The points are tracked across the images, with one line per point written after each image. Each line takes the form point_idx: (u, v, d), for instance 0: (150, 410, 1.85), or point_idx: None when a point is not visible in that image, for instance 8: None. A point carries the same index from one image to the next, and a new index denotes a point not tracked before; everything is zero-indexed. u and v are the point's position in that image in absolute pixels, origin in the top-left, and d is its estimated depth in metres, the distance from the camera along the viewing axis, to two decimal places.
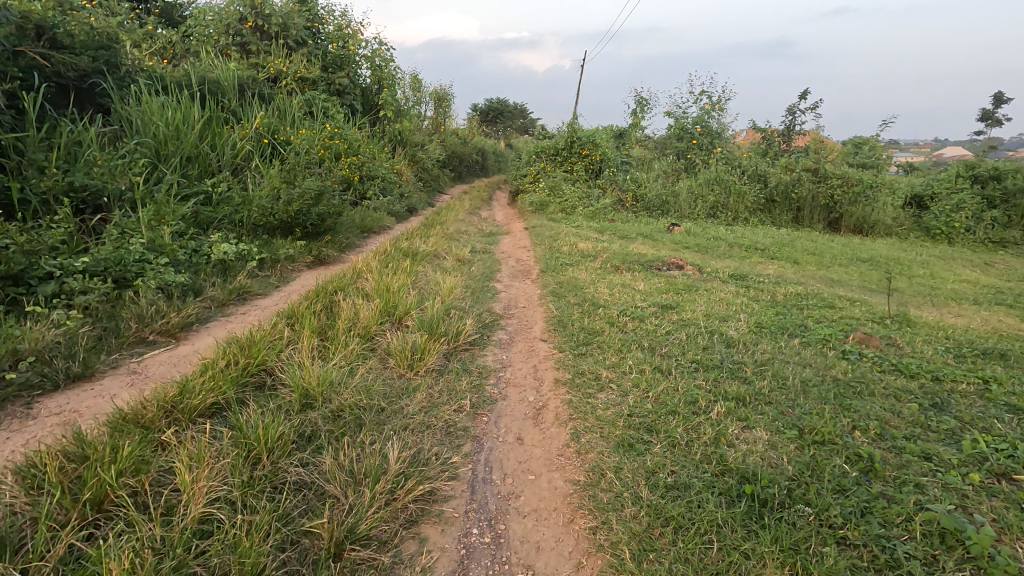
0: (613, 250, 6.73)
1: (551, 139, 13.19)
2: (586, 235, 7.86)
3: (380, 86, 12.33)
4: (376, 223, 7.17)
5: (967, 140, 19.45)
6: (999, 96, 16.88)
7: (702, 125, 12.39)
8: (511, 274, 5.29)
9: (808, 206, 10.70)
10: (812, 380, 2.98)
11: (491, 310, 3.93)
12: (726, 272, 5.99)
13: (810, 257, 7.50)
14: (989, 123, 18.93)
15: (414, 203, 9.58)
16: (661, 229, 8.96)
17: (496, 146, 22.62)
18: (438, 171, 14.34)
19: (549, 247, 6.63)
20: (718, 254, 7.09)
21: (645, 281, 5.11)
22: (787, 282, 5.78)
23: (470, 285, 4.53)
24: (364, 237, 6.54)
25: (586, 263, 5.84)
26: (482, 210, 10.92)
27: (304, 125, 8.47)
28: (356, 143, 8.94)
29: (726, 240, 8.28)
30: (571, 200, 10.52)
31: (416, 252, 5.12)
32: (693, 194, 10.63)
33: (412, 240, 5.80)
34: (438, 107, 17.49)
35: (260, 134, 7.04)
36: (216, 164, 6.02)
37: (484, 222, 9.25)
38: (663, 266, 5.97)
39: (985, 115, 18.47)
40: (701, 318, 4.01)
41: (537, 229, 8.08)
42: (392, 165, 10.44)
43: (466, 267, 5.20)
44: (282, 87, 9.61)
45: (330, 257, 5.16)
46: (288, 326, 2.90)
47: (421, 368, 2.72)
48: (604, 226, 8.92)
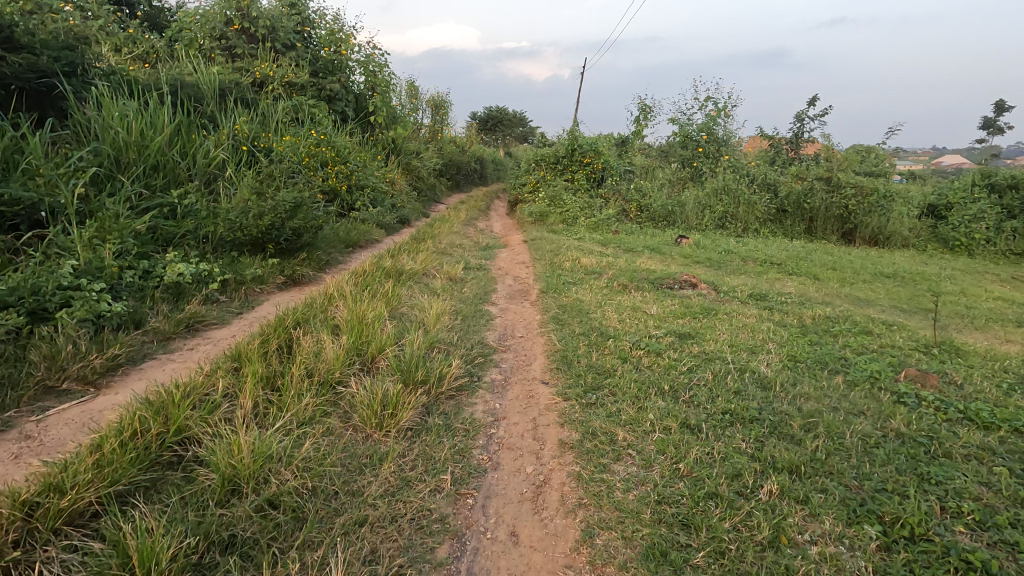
0: (619, 265, 6.21)
1: (551, 147, 12.72)
2: (588, 249, 7.35)
3: (373, 92, 11.85)
4: (363, 237, 6.64)
5: (970, 149, 19.12)
6: (1004, 104, 16.54)
7: (708, 133, 11.92)
8: (508, 295, 4.76)
9: (821, 216, 10.21)
10: (872, 435, 2.45)
11: (484, 342, 3.40)
12: (744, 291, 5.47)
13: (830, 272, 6.97)
14: (992, 131, 18.61)
15: (408, 214, 9.08)
16: (668, 241, 8.45)
17: (495, 155, 22.18)
18: (434, 180, 13.85)
19: (550, 263, 6.11)
20: (732, 270, 6.58)
21: (657, 303, 4.59)
22: (812, 303, 5.26)
23: (462, 310, 4.00)
24: (349, 252, 6.02)
25: (591, 281, 5.32)
26: (479, 221, 10.41)
27: (289, 132, 7.98)
28: (345, 151, 8.45)
29: (738, 253, 7.76)
30: (572, 210, 10.02)
31: (401, 271, 4.61)
32: (701, 204, 10.13)
33: (399, 257, 5.29)
34: (435, 115, 17.03)
35: (239, 141, 6.54)
36: (186, 174, 5.50)
37: (480, 234, 8.74)
38: (675, 285, 5.45)
39: (987, 123, 18.18)
40: (726, 350, 3.48)
41: (537, 242, 7.57)
42: (384, 174, 9.95)
43: (457, 288, 4.67)
44: (268, 92, 9.12)
45: (306, 277, 4.63)
46: (230, 374, 2.36)
47: (392, 427, 2.19)
48: (607, 238, 8.41)
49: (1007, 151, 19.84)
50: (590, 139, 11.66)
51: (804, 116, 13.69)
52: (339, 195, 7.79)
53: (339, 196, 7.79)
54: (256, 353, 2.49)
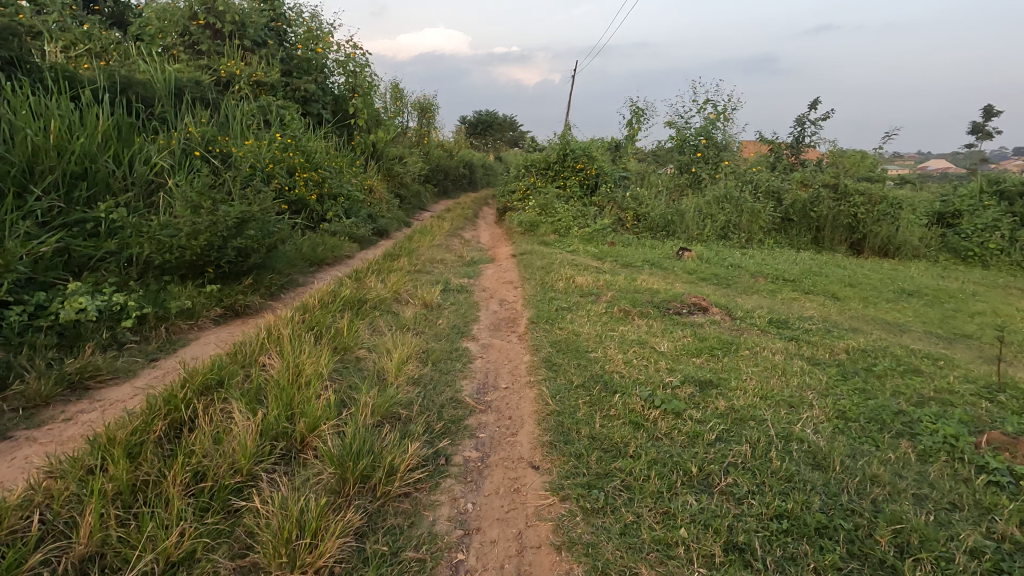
0: (618, 285, 5.53)
1: (541, 152, 12.08)
2: (583, 264, 6.68)
3: (353, 94, 11.15)
4: (332, 254, 5.92)
5: (955, 155, 18.96)
6: (995, 110, 16.32)
7: (706, 137, 11.33)
8: (492, 326, 4.08)
9: (828, 225, 9.61)
10: (986, 549, 1.77)
11: (457, 399, 2.70)
12: (761, 315, 4.81)
13: (848, 289, 6.36)
14: (982, 135, 18.33)
15: (387, 225, 8.35)
16: (669, 254, 7.80)
17: (485, 160, 21.54)
18: (419, 187, 13.13)
19: (541, 283, 5.42)
20: (743, 289, 5.93)
21: (666, 337, 3.91)
22: (839, 330, 4.61)
23: (433, 350, 3.31)
24: (312, 273, 5.30)
25: (587, 306, 4.63)
26: (464, 231, 9.70)
27: (254, 135, 7.24)
28: (317, 157, 7.73)
29: (746, 267, 7.14)
30: (564, 220, 9.35)
31: (364, 301, 3.92)
32: (701, 212, 9.50)
33: (365, 280, 4.59)
34: (421, 118, 16.32)
35: (191, 146, 5.80)
36: (122, 183, 4.76)
37: (465, 247, 8.04)
38: (682, 310, 4.78)
39: (975, 128, 17.96)
40: (759, 406, 2.80)
41: (526, 257, 6.88)
42: (363, 182, 9.24)
43: (432, 320, 3.97)
44: (234, 92, 8.37)
45: (251, 306, 3.91)
46: (82, 481, 1.64)
47: (309, 564, 1.48)
48: (603, 251, 7.76)
49: (997, 157, 19.62)
50: (583, 143, 10.99)
51: (805, 119, 13.14)
52: (307, 206, 7.06)
53: (308, 206, 7.05)
54: (126, 443, 1.77)
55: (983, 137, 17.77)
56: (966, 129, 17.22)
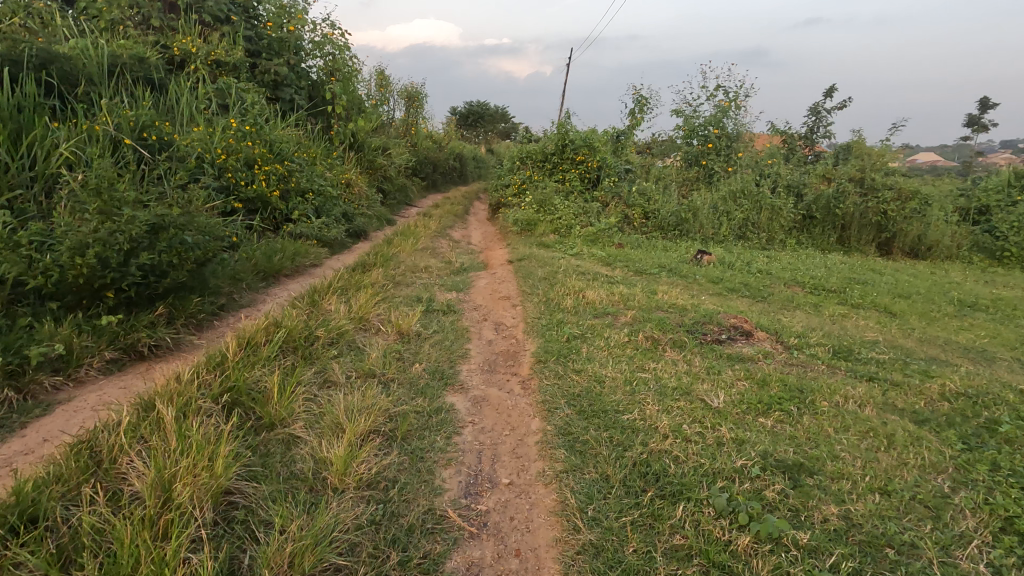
0: (636, 302, 4.58)
1: (537, 143, 11.09)
2: (591, 272, 5.74)
3: (330, 78, 10.08)
4: (293, 263, 4.93)
5: (959, 148, 18.29)
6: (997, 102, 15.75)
7: (718, 127, 10.25)
8: (487, 366, 3.13)
9: (855, 223, 8.71)
10: None
11: (435, 514, 1.77)
12: (818, 343, 3.89)
13: (898, 300, 5.47)
14: (983, 127, 17.66)
15: (365, 224, 7.34)
16: (685, 258, 6.87)
17: (477, 153, 20.48)
18: (405, 180, 12.08)
19: (544, 299, 4.46)
20: (782, 305, 4.99)
21: (715, 385, 2.95)
22: (916, 362, 3.71)
23: (404, 413, 2.35)
24: (265, 289, 4.31)
25: (603, 335, 3.68)
26: (453, 231, 8.71)
27: (206, 121, 6.18)
28: (285, 148, 6.71)
29: (775, 274, 6.22)
30: (564, 218, 8.39)
31: (318, 335, 2.97)
32: (716, 209, 8.55)
33: (325, 301, 3.64)
34: (407, 107, 15.20)
35: (120, 133, 4.75)
36: (15, 179, 3.71)
37: (454, 250, 7.05)
38: (722, 338, 3.82)
39: (977, 121, 17.38)
40: (889, 518, 1.86)
41: (524, 263, 5.93)
42: (339, 176, 8.21)
43: (405, 361, 3.02)
44: (187, 72, 7.29)
45: (163, 346, 2.91)
46: None
47: None
48: (611, 255, 6.83)
49: (993, 151, 19.02)
50: (584, 133, 10.00)
51: (820, 108, 12.20)
52: (269, 204, 5.98)
53: (270, 205, 5.97)
54: None
55: (982, 129, 17.18)
56: (973, 118, 16.41)
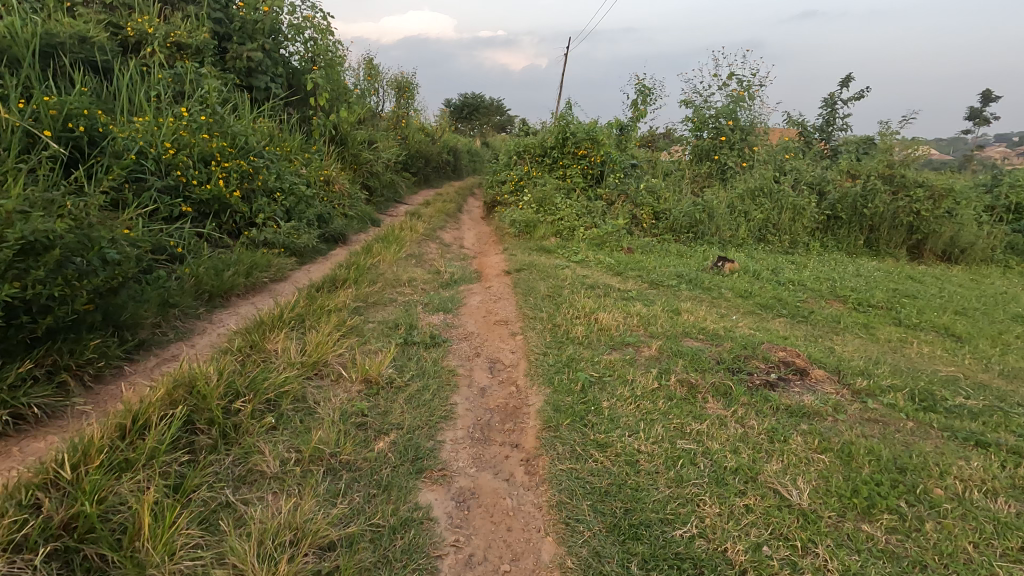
0: (659, 328, 3.81)
1: (535, 136, 10.28)
2: (601, 286, 4.96)
3: (310, 65, 9.21)
4: (249, 278, 4.14)
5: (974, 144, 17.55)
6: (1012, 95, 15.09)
7: (730, 119, 9.46)
8: (480, 433, 2.36)
9: (884, 224, 7.97)
10: None
11: None
12: (891, 384, 3.12)
13: (957, 317, 4.72)
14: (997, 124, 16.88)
15: (344, 227, 6.53)
16: (703, 265, 6.10)
17: (471, 146, 19.61)
18: (395, 175, 11.24)
19: (547, 323, 3.69)
20: (827, 329, 4.23)
21: (785, 463, 2.18)
22: (1018, 411, 2.95)
23: (352, 538, 1.62)
24: (209, 315, 3.53)
25: (625, 380, 2.91)
26: (443, 232, 7.92)
27: (156, 110, 5.36)
28: (252, 141, 5.90)
29: (808, 285, 5.47)
30: (566, 218, 7.61)
31: (250, 396, 2.21)
32: (733, 209, 7.79)
33: (274, 336, 2.88)
34: (397, 99, 14.35)
35: (37, 124, 3.95)
36: None
37: (443, 256, 6.25)
38: (772, 380, 3.06)
39: (987, 116, 16.67)
40: None
41: (523, 274, 5.16)
42: (317, 174, 7.38)
43: (368, 429, 2.26)
44: (142, 55, 6.43)
45: (31, 414, 2.14)
46: None
47: None
48: (621, 263, 6.05)
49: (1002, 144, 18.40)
50: (586, 125, 9.20)
51: (836, 98, 11.40)
52: (228, 206, 5.12)
53: (228, 207, 5.11)
54: None
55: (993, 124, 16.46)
56: (983, 110, 15.71)
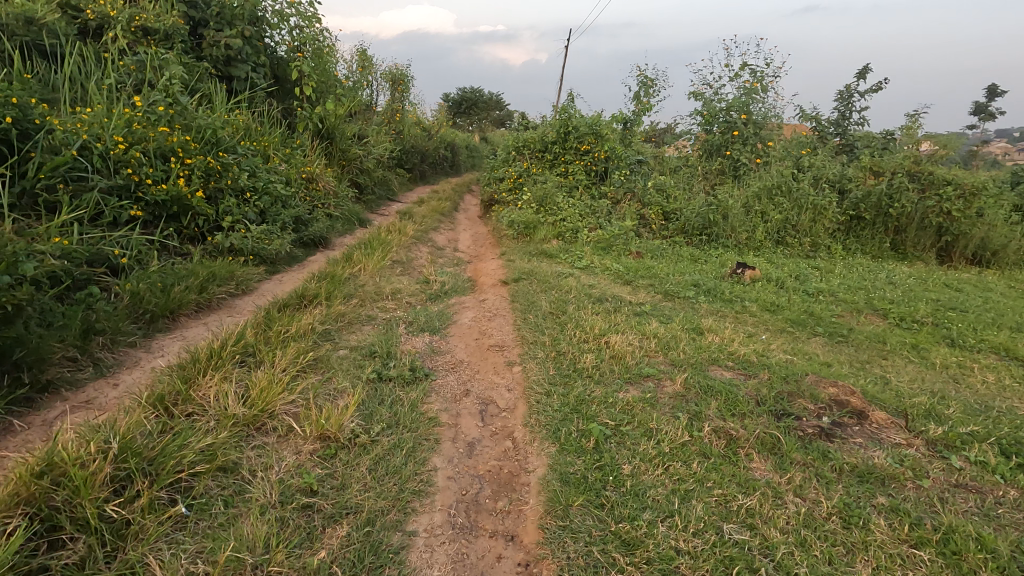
0: (683, 356, 3.23)
1: (535, 130, 9.68)
2: (610, 299, 4.39)
3: (294, 54, 8.59)
4: (205, 293, 3.57)
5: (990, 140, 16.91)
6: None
7: (744, 112, 8.85)
8: (468, 518, 1.85)
9: (911, 225, 7.40)
10: None
11: None
12: (971, 429, 2.55)
13: (1014, 335, 4.15)
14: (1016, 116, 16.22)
15: (326, 230, 5.95)
16: (720, 271, 5.53)
17: (470, 141, 18.97)
18: (387, 172, 10.65)
19: (550, 349, 3.13)
20: (874, 351, 3.66)
21: (874, 567, 1.67)
22: None
23: None
24: (148, 342, 2.97)
25: (648, 431, 2.35)
26: (437, 234, 7.34)
27: (110, 99, 4.77)
28: (221, 135, 5.30)
29: (840, 295, 4.90)
30: (568, 219, 7.04)
31: (152, 478, 1.66)
32: (749, 209, 7.22)
33: (214, 375, 2.32)
34: (391, 92, 13.71)
35: None
36: None
37: (434, 262, 5.68)
38: (826, 428, 2.50)
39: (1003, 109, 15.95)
40: None
41: (522, 285, 4.58)
42: (298, 171, 6.78)
43: (315, 517, 1.72)
44: (102, 41, 5.83)
45: None
46: None
47: None
48: (631, 270, 5.48)
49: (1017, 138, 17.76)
50: (589, 119, 8.60)
51: (853, 91, 10.78)
52: (190, 208, 4.53)
53: (190, 209, 4.52)
54: None
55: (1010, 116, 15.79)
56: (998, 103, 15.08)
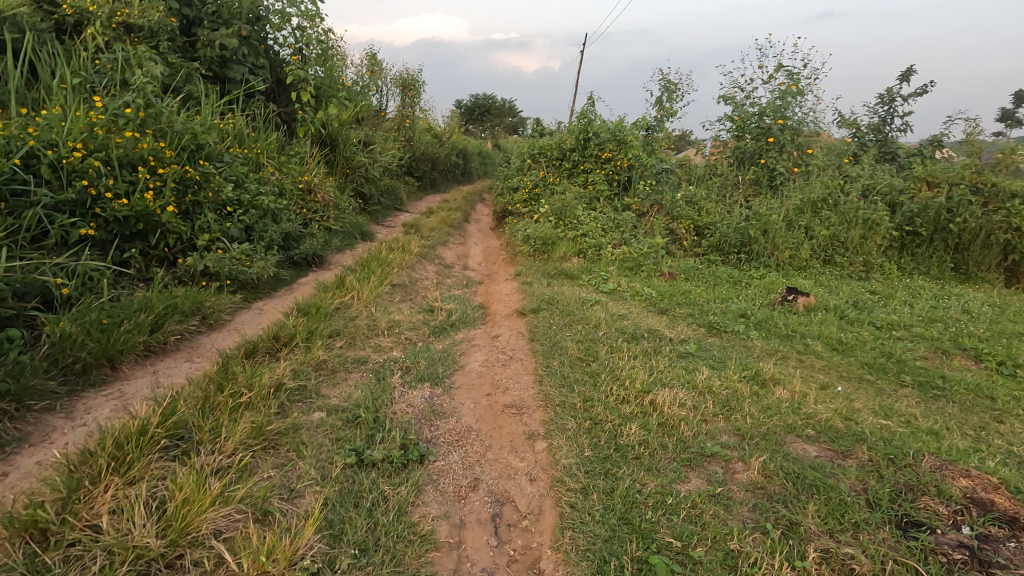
0: (750, 425, 2.53)
1: (552, 136, 9.03)
2: (647, 335, 3.68)
3: (296, 57, 8.03)
4: (161, 332, 2.94)
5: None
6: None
7: (779, 117, 8.10)
8: None
9: (975, 242, 6.60)
10: None
11: None
12: None
13: None
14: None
15: (320, 247, 5.33)
16: (767, 298, 4.81)
17: (482, 149, 18.37)
18: (395, 180, 10.05)
19: (583, 416, 2.44)
20: (985, 412, 2.91)
21: None
22: None
23: None
24: (72, 404, 2.35)
25: (729, 558, 1.68)
26: (445, 250, 6.70)
27: (73, 99, 4.19)
28: (204, 141, 4.70)
29: (916, 330, 4.16)
30: (591, 235, 6.36)
31: None
32: (792, 224, 6.50)
33: (125, 472, 1.67)
34: (401, 97, 13.15)
35: None
36: None
37: (440, 285, 5.03)
38: (977, 548, 1.78)
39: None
40: None
41: (542, 317, 3.90)
42: (294, 181, 6.17)
43: None
44: (79, 39, 5.28)
45: None
46: None
47: None
48: (666, 296, 4.77)
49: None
50: (612, 124, 7.92)
51: (895, 94, 9.96)
52: (158, 225, 3.92)
53: (159, 227, 3.91)
54: None
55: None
56: None
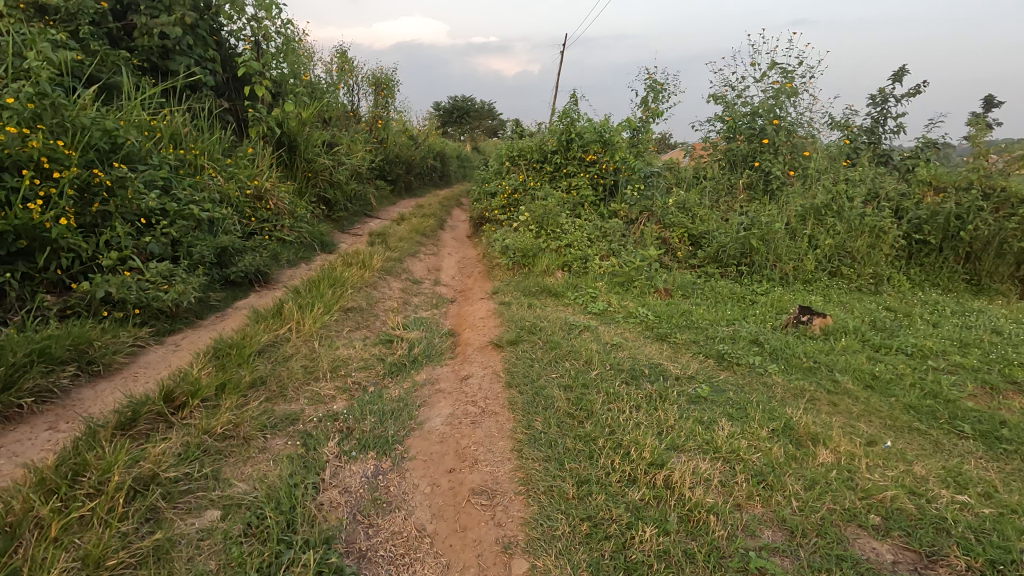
0: (798, 513, 1.91)
1: (533, 137, 8.40)
2: (650, 372, 3.04)
3: (250, 49, 7.26)
4: (16, 390, 2.21)
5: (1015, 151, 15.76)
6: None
7: (774, 117, 7.57)
8: None
9: (988, 251, 6.13)
10: None
11: None
12: None
13: None
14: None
15: (266, 263, 4.62)
16: (774, 320, 4.22)
17: (461, 152, 17.66)
18: (365, 184, 9.33)
19: (577, 515, 1.80)
20: None
21: None
22: None
23: None
24: None
25: None
26: (414, 262, 6.01)
27: None
28: (120, 139, 3.94)
29: (953, 357, 3.60)
30: (576, 245, 5.73)
31: None
32: (793, 233, 5.97)
33: None
34: (373, 96, 12.40)
35: None
36: None
37: (405, 306, 4.34)
38: None
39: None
40: None
41: (523, 351, 3.24)
42: (240, 186, 5.41)
43: None
44: None
45: None
46: None
47: None
48: (665, 318, 4.15)
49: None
50: (597, 124, 7.32)
51: (888, 95, 9.57)
52: (48, 241, 3.17)
53: (48, 244, 3.17)
54: None
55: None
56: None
